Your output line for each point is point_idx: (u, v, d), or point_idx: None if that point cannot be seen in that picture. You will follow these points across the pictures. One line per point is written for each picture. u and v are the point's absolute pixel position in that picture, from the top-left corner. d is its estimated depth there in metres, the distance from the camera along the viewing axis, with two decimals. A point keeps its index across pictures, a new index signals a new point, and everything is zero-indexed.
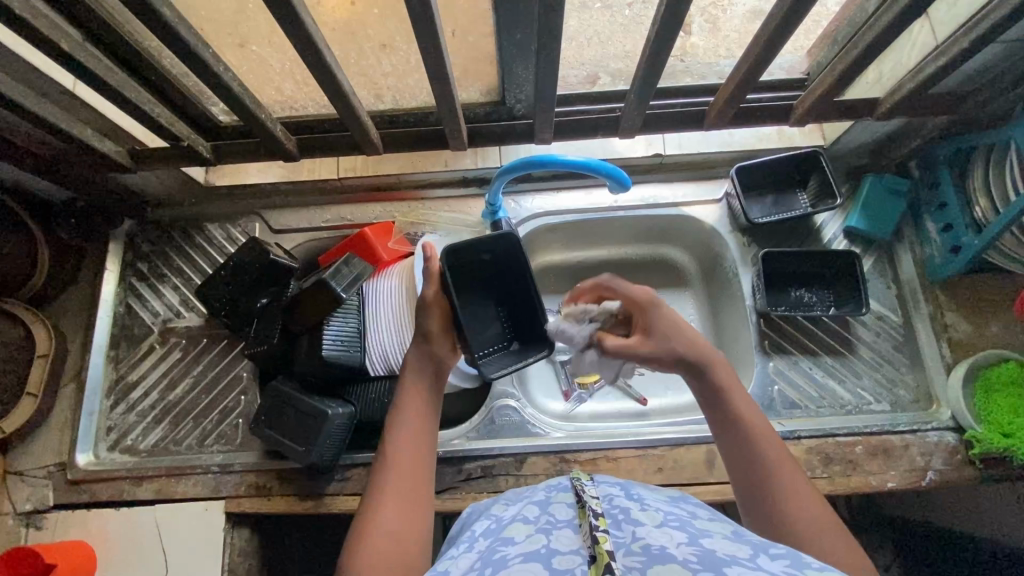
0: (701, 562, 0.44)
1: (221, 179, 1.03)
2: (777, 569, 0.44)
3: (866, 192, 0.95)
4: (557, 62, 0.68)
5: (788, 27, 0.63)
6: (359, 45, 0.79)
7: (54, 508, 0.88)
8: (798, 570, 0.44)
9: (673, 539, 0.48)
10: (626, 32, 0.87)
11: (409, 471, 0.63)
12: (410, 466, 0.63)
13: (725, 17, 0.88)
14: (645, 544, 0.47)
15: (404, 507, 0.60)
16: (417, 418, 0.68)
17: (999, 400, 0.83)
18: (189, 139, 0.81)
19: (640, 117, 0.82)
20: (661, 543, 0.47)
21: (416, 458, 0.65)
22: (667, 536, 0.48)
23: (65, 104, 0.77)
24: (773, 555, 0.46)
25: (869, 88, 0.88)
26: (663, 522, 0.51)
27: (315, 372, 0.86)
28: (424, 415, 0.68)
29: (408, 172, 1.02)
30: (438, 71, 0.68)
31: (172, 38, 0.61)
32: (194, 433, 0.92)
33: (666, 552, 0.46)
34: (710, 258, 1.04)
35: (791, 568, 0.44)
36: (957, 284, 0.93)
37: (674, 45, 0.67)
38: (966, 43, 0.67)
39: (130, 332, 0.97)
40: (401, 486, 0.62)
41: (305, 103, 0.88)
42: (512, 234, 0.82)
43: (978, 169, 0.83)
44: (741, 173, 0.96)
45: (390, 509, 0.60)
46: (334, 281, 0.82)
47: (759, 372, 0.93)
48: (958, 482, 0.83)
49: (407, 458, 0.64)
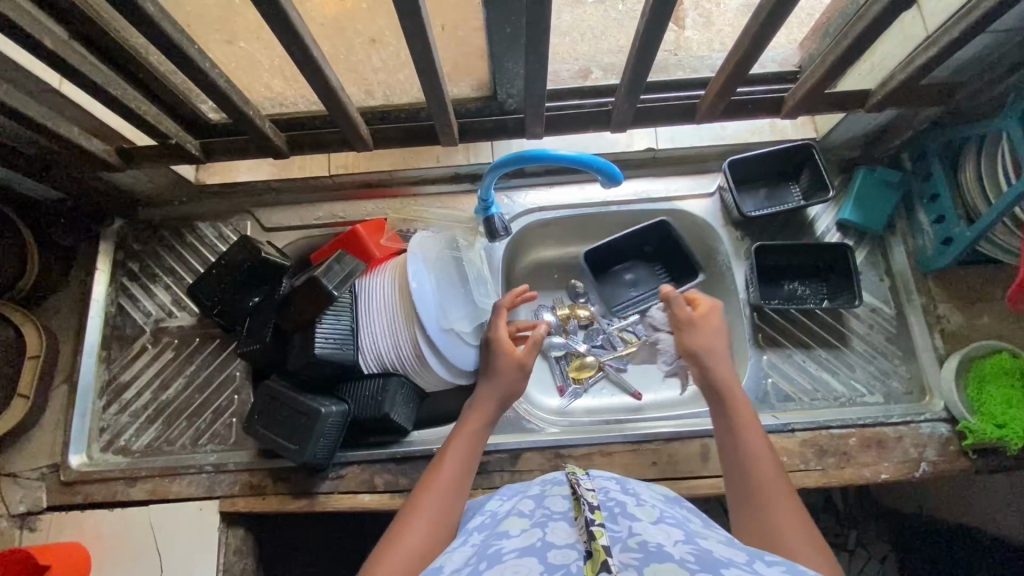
0: (698, 562, 0.44)
1: (211, 177, 1.00)
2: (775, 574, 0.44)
3: (859, 185, 0.95)
4: (547, 56, 0.68)
5: (778, 16, 0.63)
6: (348, 40, 0.78)
7: (48, 509, 0.88)
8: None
9: (670, 537, 0.48)
10: (619, 26, 0.86)
11: (452, 484, 0.69)
12: (458, 483, 0.69)
13: (719, 10, 0.86)
14: (642, 540, 0.47)
15: (441, 516, 0.65)
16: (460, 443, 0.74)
17: (992, 391, 0.83)
18: (177, 138, 0.81)
19: (631, 110, 0.82)
20: (658, 541, 0.47)
21: (463, 477, 0.70)
22: (664, 532, 0.49)
23: (51, 104, 0.76)
24: (769, 561, 0.47)
25: (861, 79, 0.88)
26: (659, 519, 0.51)
27: (308, 371, 0.84)
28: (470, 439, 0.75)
29: (400, 169, 1.01)
30: (427, 66, 0.68)
31: (156, 33, 0.60)
32: (187, 433, 0.92)
33: (663, 550, 0.46)
34: (706, 252, 1.04)
35: None
36: (950, 275, 0.93)
37: (664, 38, 0.66)
38: (957, 33, 0.67)
39: (121, 332, 0.96)
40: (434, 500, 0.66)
41: (294, 100, 0.87)
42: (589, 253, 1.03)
43: (970, 160, 0.83)
44: (734, 166, 0.96)
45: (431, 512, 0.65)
46: (325, 278, 0.81)
47: (752, 365, 0.94)
48: (951, 473, 0.84)
49: (451, 475, 0.70)
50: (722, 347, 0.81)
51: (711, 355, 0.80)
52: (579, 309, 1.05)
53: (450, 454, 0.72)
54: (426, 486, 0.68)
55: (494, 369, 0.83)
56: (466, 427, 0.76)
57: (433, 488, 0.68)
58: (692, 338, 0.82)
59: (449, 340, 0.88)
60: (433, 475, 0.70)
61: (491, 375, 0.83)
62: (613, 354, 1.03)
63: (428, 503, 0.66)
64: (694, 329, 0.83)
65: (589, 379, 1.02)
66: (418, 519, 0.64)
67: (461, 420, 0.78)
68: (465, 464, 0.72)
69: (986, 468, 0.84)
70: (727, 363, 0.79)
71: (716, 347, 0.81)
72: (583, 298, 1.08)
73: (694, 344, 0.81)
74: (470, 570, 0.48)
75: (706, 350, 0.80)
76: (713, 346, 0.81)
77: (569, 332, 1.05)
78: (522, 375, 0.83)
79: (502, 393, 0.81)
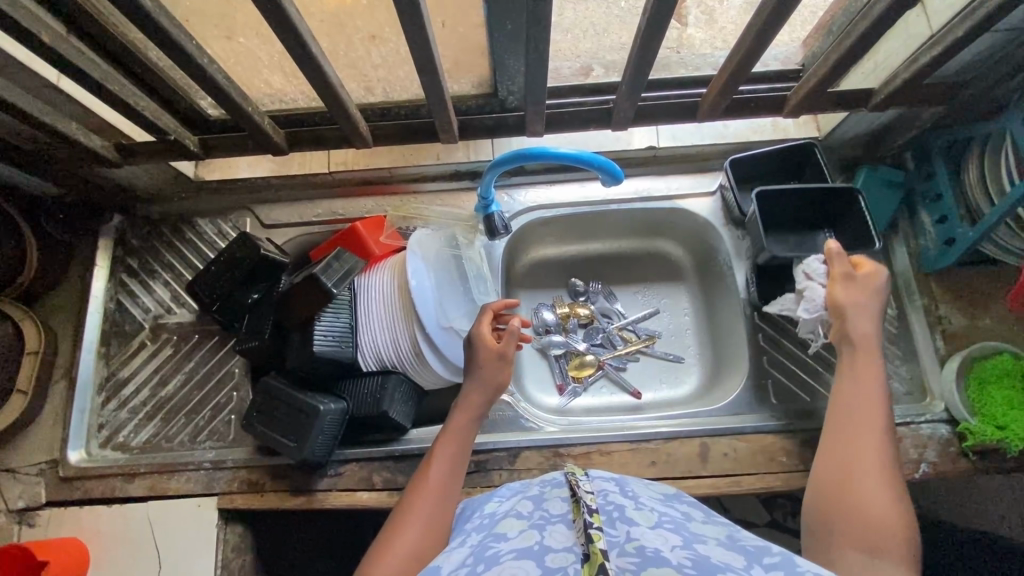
0: (695, 567, 0.44)
1: (211, 173, 0.99)
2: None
3: (863, 184, 0.93)
4: (548, 53, 0.67)
5: (780, 14, 0.62)
6: (348, 37, 0.77)
7: (46, 505, 0.88)
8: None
9: (667, 542, 0.48)
10: (621, 23, 0.81)
11: (434, 495, 0.67)
12: (443, 493, 0.67)
13: (722, 9, 0.80)
14: (640, 545, 0.47)
15: (426, 532, 0.63)
16: (450, 445, 0.73)
17: (994, 393, 0.83)
18: (175, 133, 0.81)
19: (632, 108, 0.82)
20: (655, 545, 0.47)
21: (449, 487, 0.69)
22: (661, 538, 0.48)
23: (50, 99, 0.76)
24: (767, 567, 0.46)
25: (865, 77, 0.87)
26: (657, 524, 0.51)
27: (307, 367, 0.84)
28: (457, 441, 0.73)
29: (399, 166, 1.01)
30: (427, 62, 0.67)
31: (154, 29, 0.60)
32: (186, 429, 0.92)
33: (660, 555, 0.45)
34: (706, 251, 1.04)
35: None
36: (952, 276, 0.92)
37: (665, 35, 0.66)
38: (962, 31, 0.66)
39: (120, 328, 0.96)
40: (425, 506, 0.65)
41: (294, 96, 0.86)
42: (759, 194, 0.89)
43: (973, 160, 0.82)
44: (734, 167, 0.96)
45: (413, 529, 0.63)
46: (324, 275, 0.80)
47: (751, 365, 0.93)
48: (951, 474, 0.84)
49: (436, 483, 0.68)
50: (872, 308, 0.76)
51: (859, 316, 0.75)
52: (578, 308, 1.05)
53: (434, 462, 0.71)
54: (413, 500, 0.66)
55: (473, 364, 0.79)
56: (451, 429, 0.74)
57: (418, 503, 0.66)
58: (846, 293, 0.76)
59: (448, 338, 0.88)
60: (420, 485, 0.68)
61: (471, 371, 0.79)
62: (612, 353, 1.02)
63: (415, 518, 0.64)
64: (855, 290, 0.76)
65: (589, 377, 1.01)
66: (400, 538, 0.62)
67: (447, 421, 0.76)
68: (449, 472, 0.70)
69: (986, 470, 0.84)
70: (872, 323, 0.75)
71: (867, 310, 0.75)
72: (584, 296, 1.07)
73: (846, 299, 0.76)
74: (467, 572, 0.48)
75: (852, 308, 0.75)
76: (863, 305, 0.75)
77: (569, 331, 1.05)
78: (503, 364, 0.78)
79: (489, 387, 0.77)
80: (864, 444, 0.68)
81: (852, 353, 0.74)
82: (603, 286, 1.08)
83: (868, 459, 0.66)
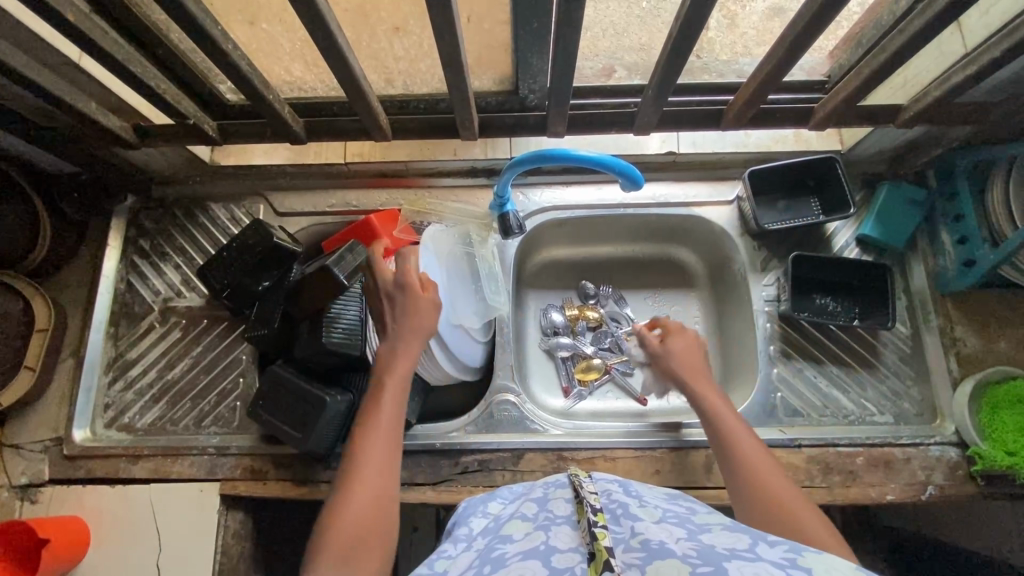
0: (700, 557, 0.43)
1: (227, 159, 1.01)
2: (776, 558, 0.43)
3: (883, 199, 0.93)
4: (576, 54, 0.66)
5: (814, 28, 0.61)
6: (372, 28, 0.76)
7: (49, 482, 0.88)
8: (797, 554, 0.43)
9: (672, 535, 0.47)
10: (640, 23, 0.84)
11: (379, 477, 0.67)
12: (390, 452, 0.69)
13: (744, 13, 0.84)
14: (644, 539, 0.46)
15: (375, 498, 0.65)
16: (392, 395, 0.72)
17: (1005, 419, 0.82)
18: (195, 117, 0.80)
19: (657, 114, 0.81)
20: (660, 538, 0.46)
21: (392, 441, 0.70)
22: (666, 531, 0.48)
23: (72, 76, 0.75)
24: (772, 543, 0.45)
25: (894, 93, 0.86)
26: (661, 518, 0.50)
27: (315, 359, 0.84)
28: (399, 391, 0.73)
29: (415, 160, 1.01)
30: (453, 57, 0.66)
31: (179, 12, 0.60)
32: (191, 413, 0.92)
33: (665, 547, 0.45)
34: (721, 259, 1.03)
35: (790, 555, 0.43)
36: (967, 298, 0.91)
37: (696, 43, 0.65)
38: (998, 52, 0.65)
39: (130, 309, 0.96)
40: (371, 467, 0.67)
41: (314, 85, 0.86)
42: (754, 172, 0.92)
43: (996, 182, 0.81)
44: (753, 178, 0.94)
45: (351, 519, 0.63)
46: (336, 267, 0.79)
47: (762, 378, 0.92)
48: (958, 498, 0.83)
49: (383, 440, 0.69)
50: (697, 360, 0.82)
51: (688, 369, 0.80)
52: (588, 311, 1.04)
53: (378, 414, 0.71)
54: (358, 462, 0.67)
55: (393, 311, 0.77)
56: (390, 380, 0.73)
57: (359, 489, 0.65)
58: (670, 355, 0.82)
59: (459, 335, 0.90)
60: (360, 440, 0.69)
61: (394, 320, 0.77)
62: (619, 358, 1.02)
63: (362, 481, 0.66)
64: (665, 353, 0.83)
65: (595, 381, 1.01)
66: (337, 533, 0.62)
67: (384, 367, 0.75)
68: (392, 422, 0.71)
69: (993, 495, 0.83)
70: (694, 364, 0.81)
71: (692, 359, 0.82)
72: (594, 299, 1.06)
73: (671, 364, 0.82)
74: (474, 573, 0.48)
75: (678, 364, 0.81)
76: (688, 360, 0.82)
77: (577, 334, 1.04)
78: (424, 306, 0.77)
79: (417, 331, 0.76)
80: (756, 459, 0.68)
81: (695, 392, 0.78)
82: (614, 290, 1.07)
83: (767, 463, 0.67)
